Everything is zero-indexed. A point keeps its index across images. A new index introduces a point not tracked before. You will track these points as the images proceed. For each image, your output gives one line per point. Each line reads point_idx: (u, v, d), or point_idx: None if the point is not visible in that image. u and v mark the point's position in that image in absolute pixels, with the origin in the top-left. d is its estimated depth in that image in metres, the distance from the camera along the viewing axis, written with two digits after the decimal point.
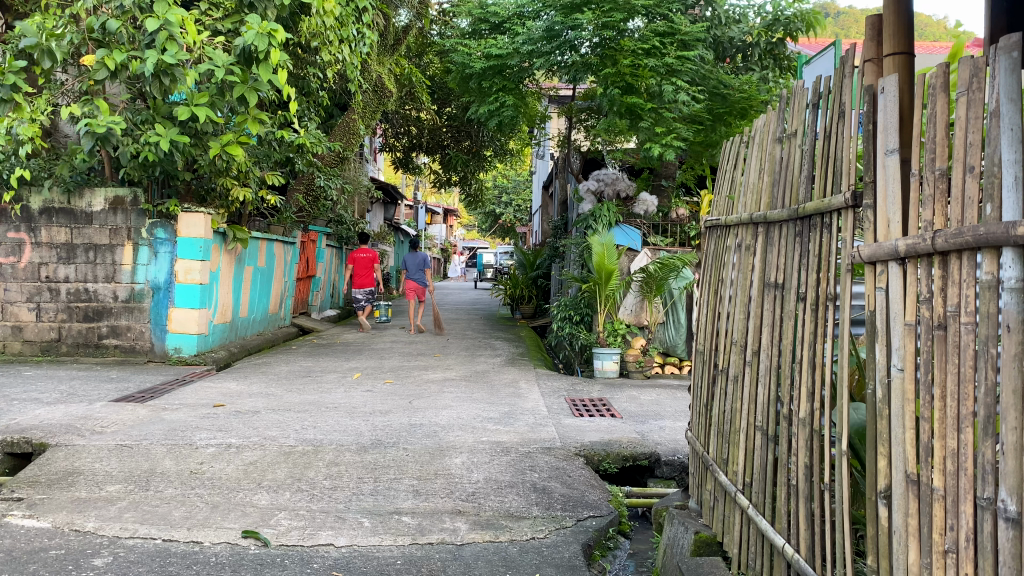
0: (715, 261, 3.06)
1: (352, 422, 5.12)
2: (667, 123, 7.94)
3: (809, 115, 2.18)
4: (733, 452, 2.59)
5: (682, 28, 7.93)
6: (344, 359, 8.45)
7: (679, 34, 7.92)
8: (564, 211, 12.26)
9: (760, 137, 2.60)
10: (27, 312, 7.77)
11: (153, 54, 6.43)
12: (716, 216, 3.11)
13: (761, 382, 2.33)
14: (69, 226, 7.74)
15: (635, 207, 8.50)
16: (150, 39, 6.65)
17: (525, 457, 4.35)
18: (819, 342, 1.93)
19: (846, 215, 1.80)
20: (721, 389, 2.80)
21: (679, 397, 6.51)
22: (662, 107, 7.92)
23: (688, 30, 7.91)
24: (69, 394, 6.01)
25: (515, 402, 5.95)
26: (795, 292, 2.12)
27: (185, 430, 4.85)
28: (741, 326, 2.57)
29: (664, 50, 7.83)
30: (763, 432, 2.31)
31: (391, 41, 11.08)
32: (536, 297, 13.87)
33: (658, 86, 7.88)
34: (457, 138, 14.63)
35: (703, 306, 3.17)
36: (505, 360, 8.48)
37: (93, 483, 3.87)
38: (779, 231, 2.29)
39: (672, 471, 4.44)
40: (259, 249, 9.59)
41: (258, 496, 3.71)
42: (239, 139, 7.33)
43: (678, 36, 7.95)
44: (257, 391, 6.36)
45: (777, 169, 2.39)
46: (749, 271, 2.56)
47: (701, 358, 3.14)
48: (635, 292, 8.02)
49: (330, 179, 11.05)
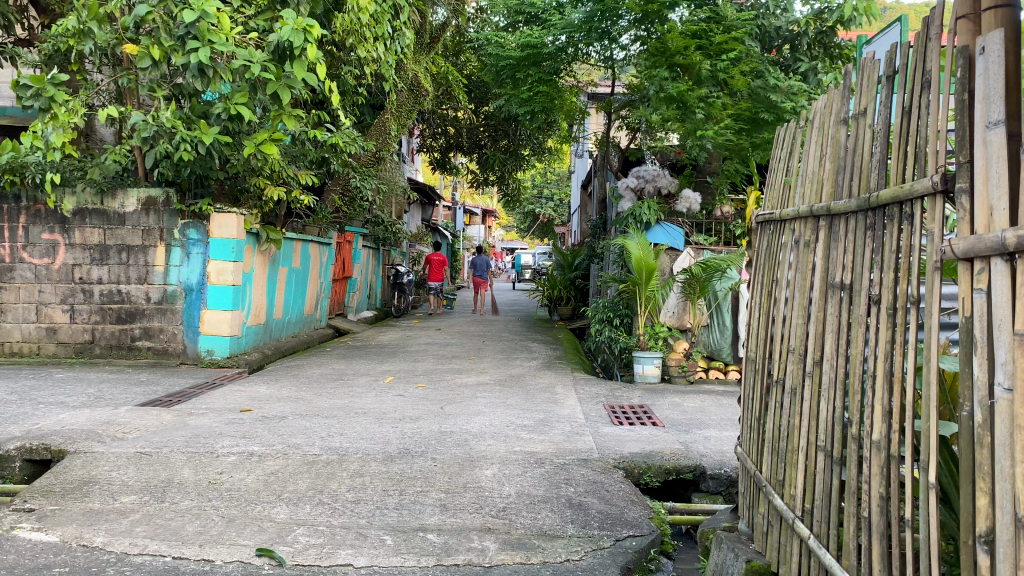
0: (768, 260, 2.77)
1: (381, 429, 4.91)
2: (717, 108, 7.54)
3: (880, 92, 1.89)
4: (790, 474, 2.31)
5: (726, 15, 7.67)
6: (377, 362, 8.27)
7: (723, 21, 7.64)
8: (603, 209, 11.93)
9: (821, 120, 2.32)
10: (61, 313, 7.70)
11: (198, 47, 6.24)
12: (769, 210, 2.83)
13: (824, 397, 2.07)
14: (103, 227, 7.65)
15: (677, 204, 8.10)
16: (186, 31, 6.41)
17: (560, 470, 4.09)
18: (896, 352, 1.64)
19: (930, 202, 1.52)
20: (775, 401, 2.52)
21: (725, 405, 6.20)
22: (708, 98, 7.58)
23: (730, 19, 7.66)
24: (96, 398, 5.89)
25: (551, 409, 5.70)
26: (866, 293, 1.83)
27: (207, 437, 4.67)
28: (801, 330, 2.29)
29: (711, 32, 7.56)
30: (826, 454, 2.05)
31: (427, 39, 10.91)
32: (575, 298, 13.59)
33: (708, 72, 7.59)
34: (494, 136, 14.39)
35: (754, 309, 2.88)
36: (541, 363, 8.20)
37: (107, 494, 3.70)
38: (845, 224, 2.01)
39: (718, 485, 4.15)
40: (293, 250, 9.47)
41: (277, 509, 3.50)
42: (273, 138, 7.19)
43: (723, 24, 7.68)
44: (287, 395, 6.18)
45: (842, 153, 2.11)
46: (809, 270, 2.28)
47: (752, 366, 2.87)
48: (677, 293, 7.66)
49: (367, 179, 10.79)
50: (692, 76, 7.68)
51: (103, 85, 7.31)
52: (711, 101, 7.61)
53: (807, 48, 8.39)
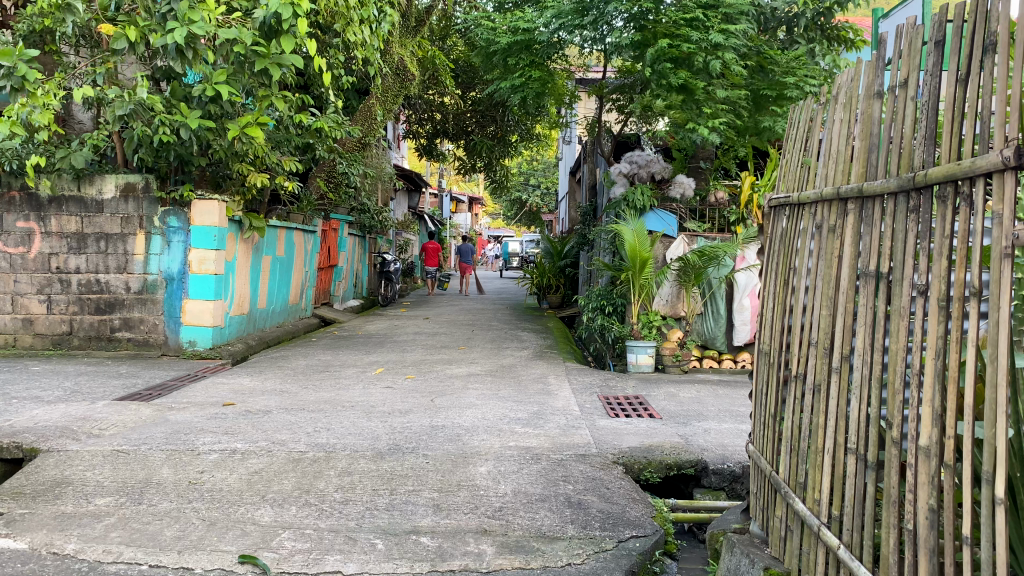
0: (783, 246, 2.61)
1: (369, 423, 4.73)
2: (713, 100, 7.51)
3: (923, 62, 1.73)
4: (814, 476, 2.15)
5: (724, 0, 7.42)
6: (365, 352, 8.08)
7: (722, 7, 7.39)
8: (593, 195, 11.77)
9: (846, 96, 2.16)
10: (38, 304, 7.46)
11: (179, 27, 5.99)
12: (782, 194, 2.67)
13: (854, 395, 1.91)
14: (80, 215, 7.40)
15: (670, 189, 7.95)
16: (169, 9, 6.22)
17: (558, 466, 3.93)
18: (952, 347, 1.48)
19: (997, 179, 1.36)
20: (794, 398, 2.36)
21: (721, 395, 6.06)
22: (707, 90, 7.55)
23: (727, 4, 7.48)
24: (73, 392, 5.67)
25: (544, 400, 5.53)
26: (910, 282, 1.67)
27: (188, 434, 4.47)
28: (826, 321, 2.13)
29: (708, 21, 7.37)
30: (859, 457, 1.89)
31: (413, 23, 10.67)
32: (564, 286, 13.48)
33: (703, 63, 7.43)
34: (482, 122, 14.16)
35: (767, 298, 2.72)
36: (532, 353, 8.03)
37: (81, 496, 3.50)
38: (879, 207, 1.86)
39: (721, 481, 4.00)
40: (277, 238, 9.25)
41: (261, 511, 3.32)
42: (257, 121, 6.94)
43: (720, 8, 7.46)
44: (272, 388, 5.98)
45: (876, 130, 1.94)
46: (834, 257, 2.12)
47: (765, 360, 2.70)
48: (671, 281, 7.48)
49: (352, 165, 10.63)
50: (687, 68, 7.57)
51: (80, 68, 7.05)
52: (705, 94, 7.54)
53: (804, 29, 8.23)
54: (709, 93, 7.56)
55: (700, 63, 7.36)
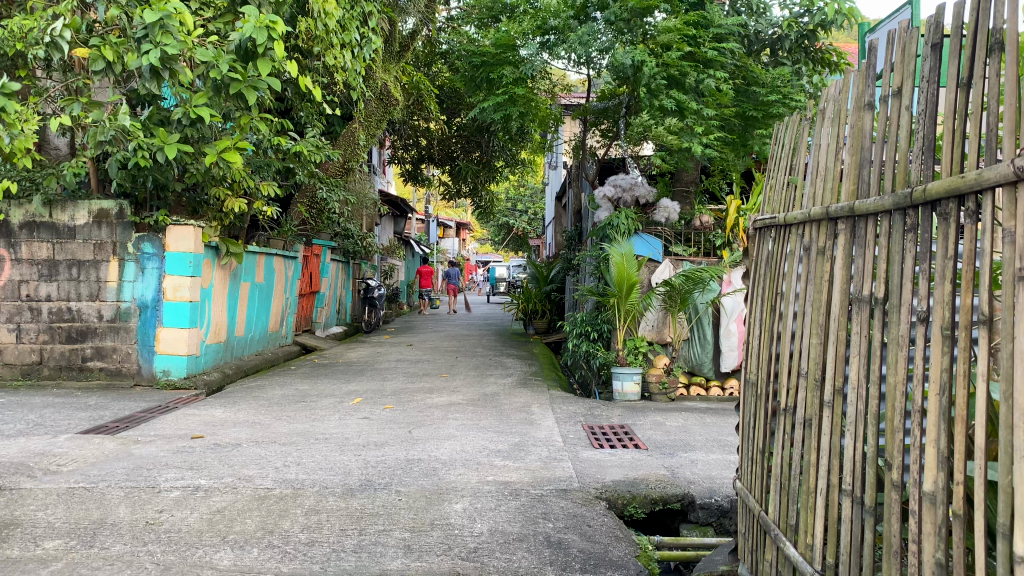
0: (769, 271, 2.46)
1: (342, 457, 4.53)
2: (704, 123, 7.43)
3: (918, 70, 1.59)
4: (806, 519, 1.99)
5: (713, 20, 7.58)
6: (343, 381, 7.87)
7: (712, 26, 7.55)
8: (578, 219, 11.66)
9: (835, 109, 2.02)
10: (7, 333, 7.23)
11: (151, 49, 5.69)
12: (768, 215, 2.53)
13: (849, 432, 1.76)
14: (51, 241, 7.20)
15: (655, 214, 7.78)
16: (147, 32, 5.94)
17: (538, 502, 3.74)
18: (959, 381, 1.33)
19: (1007, 192, 1.22)
20: (782, 433, 2.20)
21: (708, 424, 5.89)
22: (700, 108, 7.50)
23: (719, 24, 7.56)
24: (36, 425, 5.44)
25: (527, 431, 5.33)
26: (909, 308, 1.52)
27: (151, 469, 4.26)
28: (818, 350, 1.97)
29: (700, 39, 7.46)
30: (854, 499, 1.73)
31: (396, 48, 10.58)
32: (550, 312, 13.32)
33: (693, 83, 7.42)
34: (467, 148, 14.07)
35: (753, 324, 2.56)
36: (516, 381, 7.82)
37: (28, 538, 3.28)
38: (873, 226, 1.71)
39: (708, 516, 3.83)
40: (256, 264, 9.05)
41: (219, 555, 3.12)
42: (235, 145, 6.71)
43: (711, 29, 7.62)
44: (244, 420, 5.77)
45: (867, 143, 1.80)
46: (824, 281, 1.98)
47: (752, 390, 2.54)
48: (657, 307, 7.35)
49: (333, 190, 10.34)
50: (679, 87, 7.50)
51: (53, 91, 6.88)
52: (699, 116, 7.49)
53: (788, 51, 8.20)
54: (699, 111, 7.46)
55: (694, 80, 7.34)
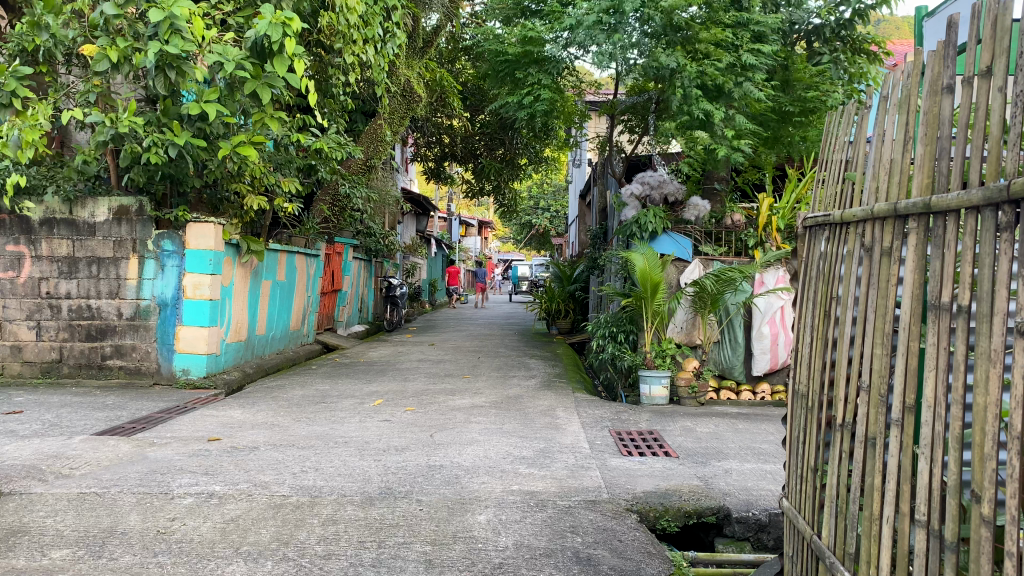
0: (823, 274, 2.25)
1: (361, 463, 4.38)
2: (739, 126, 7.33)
3: (1014, 46, 1.38)
4: (868, 547, 1.79)
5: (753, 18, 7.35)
6: (364, 381, 7.73)
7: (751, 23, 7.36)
8: (604, 218, 11.45)
9: (905, 95, 1.81)
10: (27, 330, 7.14)
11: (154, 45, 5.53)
12: (820, 213, 2.32)
13: (924, 455, 1.57)
14: (71, 238, 7.11)
15: (684, 212, 7.60)
16: (155, 30, 5.79)
17: (565, 514, 3.56)
18: None
19: None
20: (839, 450, 2.01)
21: (741, 430, 5.68)
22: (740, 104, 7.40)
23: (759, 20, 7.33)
24: (51, 426, 5.34)
25: (552, 437, 5.15)
26: (1004, 318, 1.33)
27: (166, 474, 4.13)
28: (884, 362, 1.77)
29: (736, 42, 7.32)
30: (930, 529, 1.54)
31: (419, 44, 10.42)
32: (574, 311, 13.13)
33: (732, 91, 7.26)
34: (491, 146, 13.84)
35: (805, 331, 2.36)
36: (539, 383, 7.64)
37: (35, 547, 3.15)
38: (954, 226, 1.52)
39: (745, 530, 3.63)
40: (277, 262, 8.93)
41: (232, 567, 2.97)
42: (251, 140, 6.59)
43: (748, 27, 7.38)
44: (262, 421, 5.64)
45: (945, 134, 1.59)
46: (892, 285, 1.78)
47: (802, 402, 2.34)
48: (687, 307, 7.16)
49: (355, 187, 10.09)
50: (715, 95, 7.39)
51: (72, 87, 6.76)
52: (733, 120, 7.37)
53: (825, 40, 7.99)
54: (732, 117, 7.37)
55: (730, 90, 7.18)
